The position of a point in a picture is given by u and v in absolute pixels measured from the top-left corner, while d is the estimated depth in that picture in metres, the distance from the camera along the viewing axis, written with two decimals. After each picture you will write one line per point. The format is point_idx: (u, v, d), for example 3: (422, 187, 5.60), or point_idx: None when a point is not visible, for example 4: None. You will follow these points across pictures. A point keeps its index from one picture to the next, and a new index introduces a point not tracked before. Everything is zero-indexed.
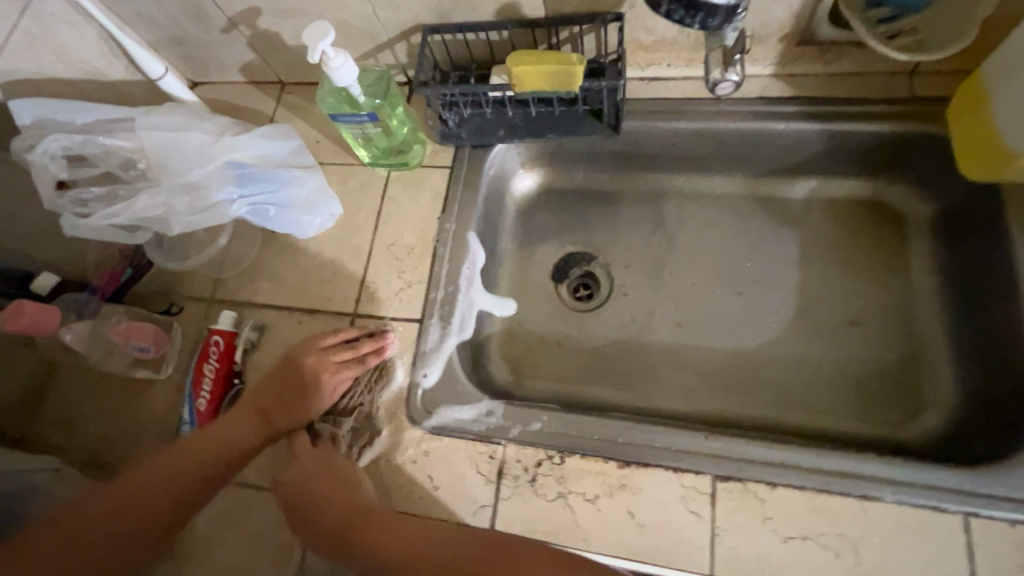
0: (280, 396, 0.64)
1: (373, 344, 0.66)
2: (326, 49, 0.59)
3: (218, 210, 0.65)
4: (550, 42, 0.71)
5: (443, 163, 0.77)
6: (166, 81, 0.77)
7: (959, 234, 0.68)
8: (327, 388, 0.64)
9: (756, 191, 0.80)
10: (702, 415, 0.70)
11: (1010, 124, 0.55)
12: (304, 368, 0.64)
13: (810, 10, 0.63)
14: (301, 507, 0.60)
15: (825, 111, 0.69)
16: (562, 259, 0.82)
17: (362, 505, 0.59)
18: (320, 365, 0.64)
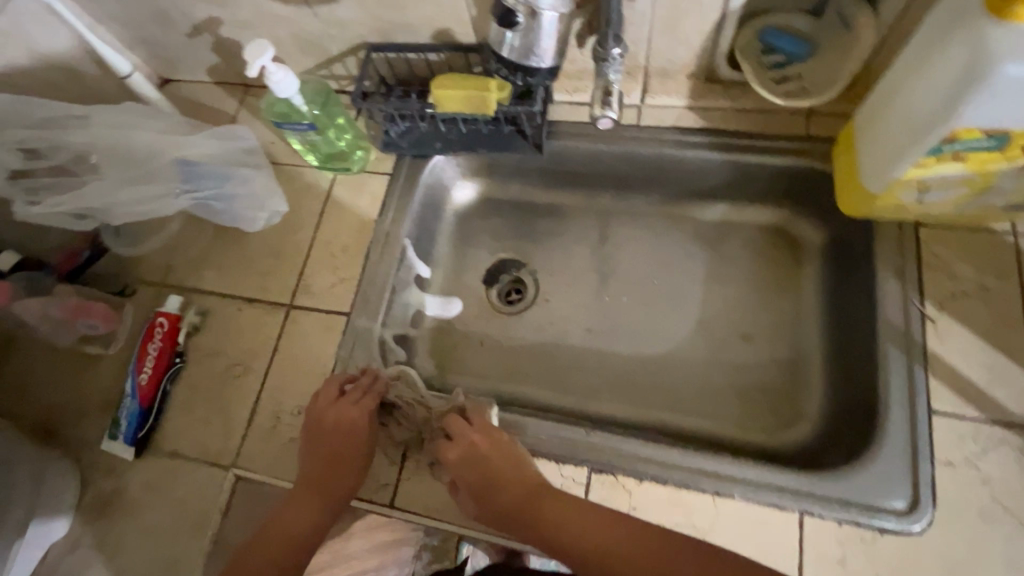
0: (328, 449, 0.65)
1: (370, 376, 0.68)
2: (265, 65, 0.65)
3: (165, 203, 0.71)
4: (483, 65, 0.77)
5: (383, 170, 0.83)
6: (134, 79, 0.82)
7: (842, 262, 0.75)
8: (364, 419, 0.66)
9: (675, 211, 0.86)
10: (603, 414, 0.77)
11: (869, 172, 0.61)
12: (328, 422, 0.66)
13: (710, 52, 0.69)
14: (486, 488, 0.62)
15: (728, 144, 0.75)
16: (494, 264, 0.89)
17: (536, 484, 0.61)
18: (341, 412, 0.66)
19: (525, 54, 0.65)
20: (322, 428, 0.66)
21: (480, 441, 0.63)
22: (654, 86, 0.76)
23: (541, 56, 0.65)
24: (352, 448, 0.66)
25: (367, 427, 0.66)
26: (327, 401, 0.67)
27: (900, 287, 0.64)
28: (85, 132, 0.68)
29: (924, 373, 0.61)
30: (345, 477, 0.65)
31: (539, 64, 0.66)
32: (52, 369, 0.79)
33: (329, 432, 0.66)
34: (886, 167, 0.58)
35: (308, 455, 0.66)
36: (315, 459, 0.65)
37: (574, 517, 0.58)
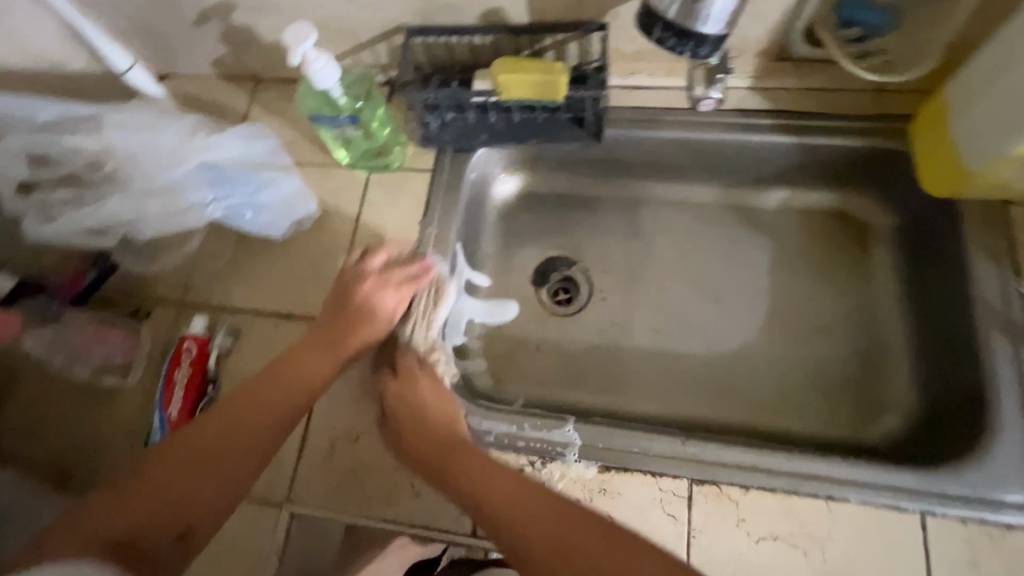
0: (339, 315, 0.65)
1: (420, 266, 0.68)
2: (306, 52, 0.58)
3: (192, 214, 0.64)
4: (534, 48, 0.70)
5: (424, 167, 0.76)
6: (133, 75, 0.73)
7: (918, 245, 0.72)
8: (389, 309, 0.66)
9: (731, 199, 0.82)
10: (678, 418, 0.72)
11: (969, 146, 0.58)
12: (357, 288, 0.65)
13: (786, 27, 0.65)
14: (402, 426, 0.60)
15: (797, 125, 0.71)
16: (542, 263, 0.83)
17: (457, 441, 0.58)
18: (378, 285, 0.65)
19: (691, 19, 0.50)
20: (350, 287, 0.66)
21: (427, 383, 0.63)
22: None
23: (716, 22, 0.50)
24: (356, 326, 0.65)
25: (382, 322, 0.65)
26: (371, 286, 0.66)
27: (997, 268, 0.62)
28: (98, 138, 0.59)
29: None
30: (332, 360, 0.63)
31: (710, 33, 0.50)
32: (63, 407, 0.70)
33: (343, 328, 0.64)
34: (996, 145, 0.55)
35: (302, 360, 0.62)
36: (305, 363, 0.62)
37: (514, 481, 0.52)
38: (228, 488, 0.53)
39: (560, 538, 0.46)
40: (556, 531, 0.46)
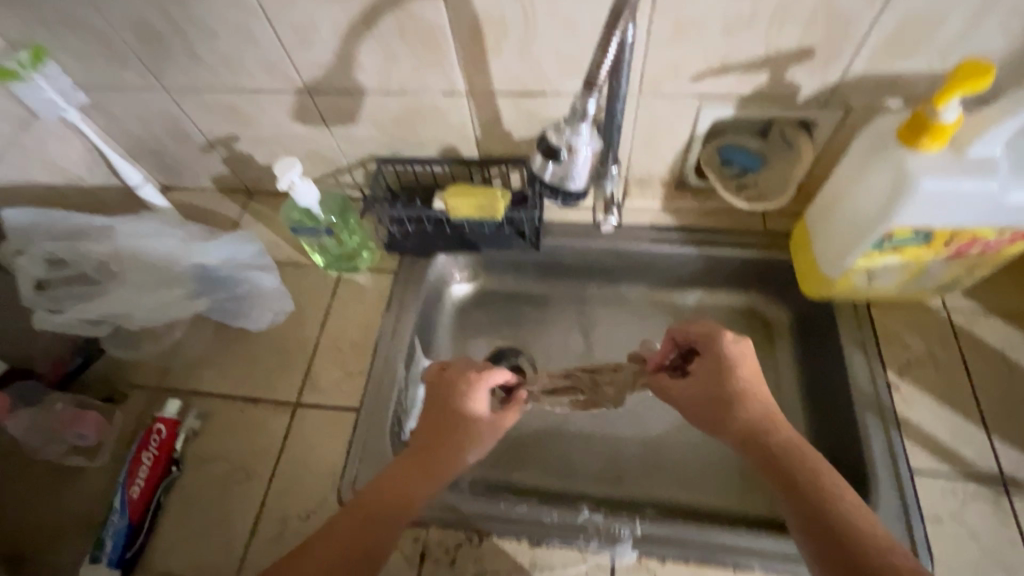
0: (431, 426, 0.66)
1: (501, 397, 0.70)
2: (292, 178, 0.72)
3: (180, 307, 0.73)
4: (483, 176, 0.86)
5: (388, 269, 0.89)
6: (144, 189, 0.85)
7: (809, 339, 0.84)
8: (474, 398, 0.67)
9: (657, 297, 0.94)
10: (612, 497, 0.79)
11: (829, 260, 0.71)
12: (447, 390, 0.67)
13: (680, 165, 0.82)
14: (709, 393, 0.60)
15: (700, 239, 0.86)
16: (492, 352, 0.92)
17: (720, 397, 0.59)
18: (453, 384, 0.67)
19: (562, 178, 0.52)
20: (430, 403, 0.68)
21: (706, 373, 0.61)
22: (633, 191, 0.88)
23: (579, 180, 0.52)
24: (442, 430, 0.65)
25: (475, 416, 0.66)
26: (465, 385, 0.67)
27: (865, 359, 0.73)
28: (111, 243, 0.70)
29: (900, 436, 0.68)
30: (423, 476, 0.62)
31: (576, 190, 0.53)
32: (27, 487, 0.73)
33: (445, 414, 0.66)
34: (839, 257, 0.69)
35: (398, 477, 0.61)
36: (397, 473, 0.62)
37: (848, 500, 0.51)
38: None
39: (772, 466, 0.54)
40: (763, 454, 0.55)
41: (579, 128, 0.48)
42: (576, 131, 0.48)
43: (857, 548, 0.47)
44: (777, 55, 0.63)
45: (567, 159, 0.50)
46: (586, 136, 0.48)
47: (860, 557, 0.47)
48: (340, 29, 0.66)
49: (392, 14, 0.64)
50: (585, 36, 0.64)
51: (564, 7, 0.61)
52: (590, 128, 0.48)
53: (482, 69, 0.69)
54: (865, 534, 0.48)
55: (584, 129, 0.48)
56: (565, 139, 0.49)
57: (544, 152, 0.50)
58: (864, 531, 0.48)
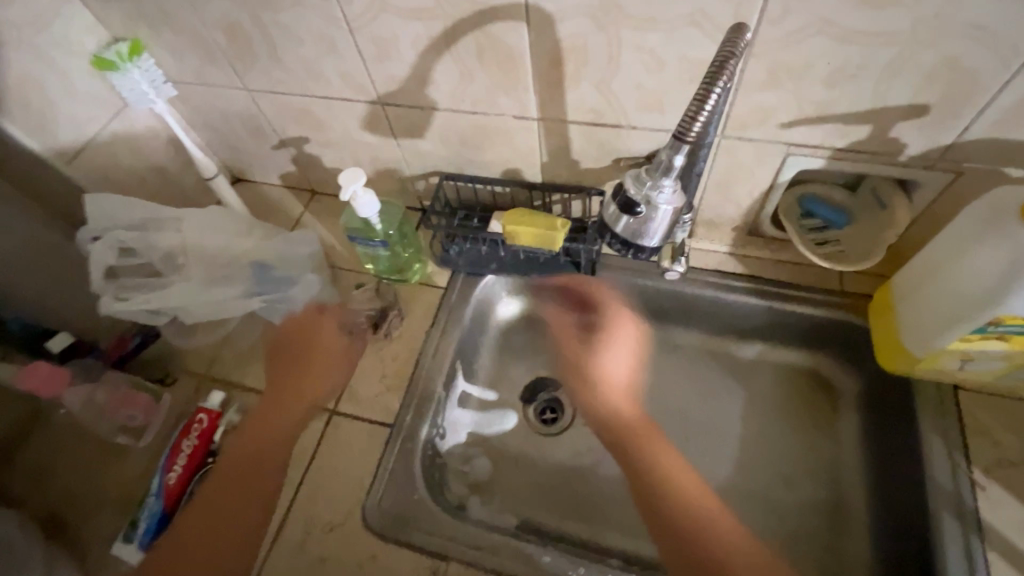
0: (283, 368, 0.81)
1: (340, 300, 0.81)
2: (355, 189, 0.72)
3: (235, 305, 0.74)
4: (544, 202, 0.84)
5: (438, 284, 0.88)
6: (218, 180, 0.87)
7: (880, 414, 0.77)
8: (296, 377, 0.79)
9: (711, 344, 0.88)
10: (641, 555, 0.74)
11: (921, 331, 0.64)
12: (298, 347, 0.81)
13: (755, 212, 0.77)
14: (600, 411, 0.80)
15: (767, 290, 0.80)
16: (531, 382, 0.89)
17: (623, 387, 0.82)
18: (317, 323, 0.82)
19: (638, 233, 0.51)
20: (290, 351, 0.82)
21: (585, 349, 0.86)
22: (699, 232, 0.83)
23: (654, 235, 0.51)
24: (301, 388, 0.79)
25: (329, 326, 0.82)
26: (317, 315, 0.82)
27: (947, 450, 0.66)
28: (180, 234, 0.73)
29: (980, 545, 0.61)
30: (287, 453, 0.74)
31: (651, 246, 0.52)
32: (78, 457, 0.77)
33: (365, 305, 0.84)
34: (928, 336, 0.63)
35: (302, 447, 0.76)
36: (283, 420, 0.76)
37: (650, 444, 0.73)
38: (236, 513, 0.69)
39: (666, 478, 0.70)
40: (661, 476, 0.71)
41: (662, 182, 0.48)
42: (658, 184, 0.48)
43: (657, 482, 0.70)
44: (883, 109, 0.58)
45: (646, 215, 0.50)
46: (668, 190, 0.48)
47: (665, 496, 0.68)
48: (420, 47, 0.65)
49: (474, 36, 0.62)
50: (670, 73, 0.60)
51: (653, 42, 0.58)
52: (673, 183, 0.48)
53: (557, 96, 0.67)
54: (676, 481, 0.69)
55: (666, 184, 0.48)
56: (645, 191, 0.48)
57: (622, 206, 0.50)
58: (675, 481, 0.69)
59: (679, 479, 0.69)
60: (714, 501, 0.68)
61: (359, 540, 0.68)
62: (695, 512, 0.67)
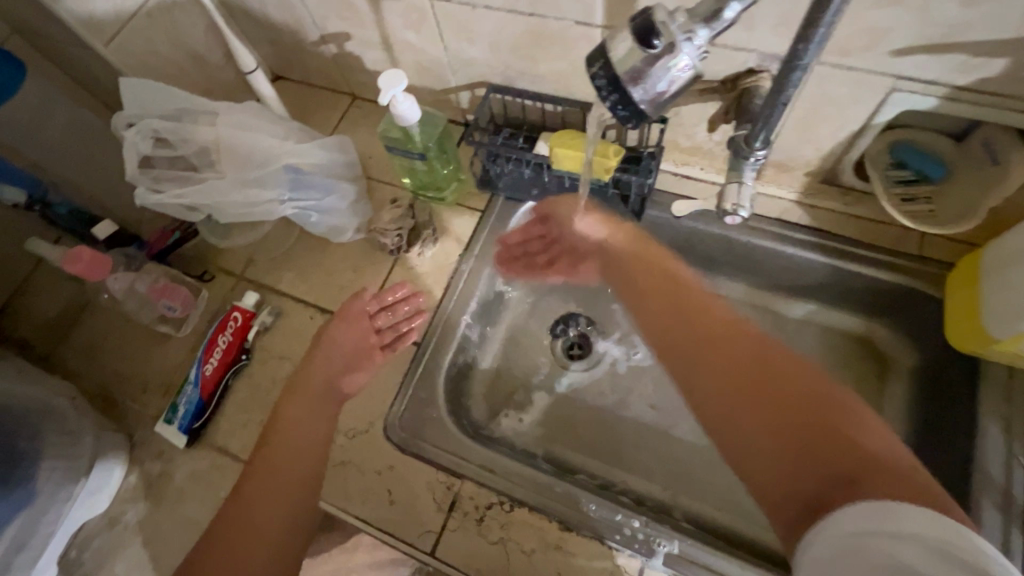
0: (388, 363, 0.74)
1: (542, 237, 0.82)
2: (395, 95, 0.66)
3: (269, 207, 0.72)
4: None
5: (475, 206, 0.84)
6: (256, 75, 0.82)
7: (937, 392, 0.71)
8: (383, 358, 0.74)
9: (758, 299, 0.83)
10: (654, 498, 0.73)
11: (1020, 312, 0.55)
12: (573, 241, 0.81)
13: (837, 156, 0.68)
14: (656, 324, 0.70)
15: (835, 248, 0.73)
16: (562, 316, 0.86)
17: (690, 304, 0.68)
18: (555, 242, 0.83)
19: (640, 74, 0.39)
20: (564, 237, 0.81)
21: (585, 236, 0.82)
22: (766, 174, 0.75)
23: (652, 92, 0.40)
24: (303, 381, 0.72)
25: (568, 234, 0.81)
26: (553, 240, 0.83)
27: (1006, 439, 0.60)
28: (215, 129, 0.70)
29: (1021, 538, 0.57)
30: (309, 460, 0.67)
31: (639, 101, 0.40)
32: (123, 340, 0.81)
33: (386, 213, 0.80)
34: (1018, 317, 0.55)
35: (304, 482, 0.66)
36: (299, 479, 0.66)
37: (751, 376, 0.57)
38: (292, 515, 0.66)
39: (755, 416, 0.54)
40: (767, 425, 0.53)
41: (697, 29, 0.38)
42: (693, 30, 0.38)
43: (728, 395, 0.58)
44: None
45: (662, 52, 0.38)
46: (700, 42, 0.38)
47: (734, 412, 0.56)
48: None
49: None
50: None
51: None
52: (708, 39, 0.38)
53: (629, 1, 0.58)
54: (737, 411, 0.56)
55: (703, 34, 0.37)
56: (675, 25, 0.38)
57: (641, 27, 0.38)
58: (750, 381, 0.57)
59: (708, 344, 0.62)
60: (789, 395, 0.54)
61: (381, 449, 0.70)
62: (772, 424, 0.52)
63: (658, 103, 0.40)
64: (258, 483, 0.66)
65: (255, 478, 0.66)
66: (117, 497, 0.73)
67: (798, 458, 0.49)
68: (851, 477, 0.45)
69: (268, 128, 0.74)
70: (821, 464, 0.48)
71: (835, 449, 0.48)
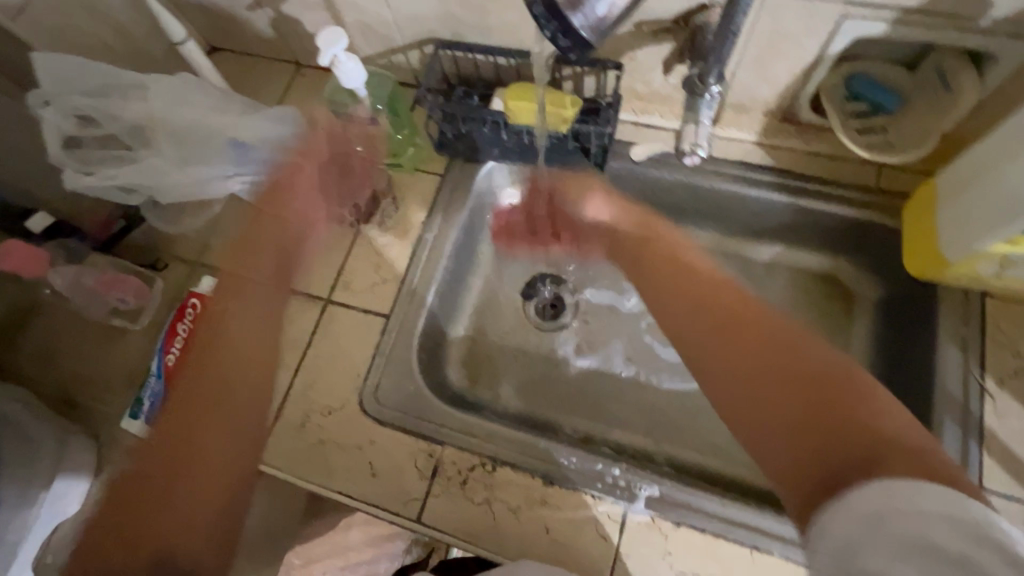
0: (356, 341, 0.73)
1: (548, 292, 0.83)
2: (337, 54, 0.63)
3: (214, 185, 0.70)
4: (554, 76, 0.74)
5: (434, 170, 0.81)
6: (188, 46, 0.76)
7: (897, 320, 0.73)
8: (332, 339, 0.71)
9: (725, 245, 0.84)
10: (635, 446, 0.75)
11: (973, 234, 0.56)
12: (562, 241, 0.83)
13: (794, 93, 0.67)
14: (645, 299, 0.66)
15: (796, 186, 0.73)
16: (533, 277, 0.86)
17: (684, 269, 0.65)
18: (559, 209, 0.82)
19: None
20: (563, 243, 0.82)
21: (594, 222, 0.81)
22: (725, 117, 0.74)
23: (592, 20, 0.39)
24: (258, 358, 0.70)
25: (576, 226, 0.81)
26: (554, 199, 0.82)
27: (964, 357, 0.63)
28: (145, 104, 0.66)
29: (980, 450, 0.60)
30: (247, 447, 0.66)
31: (582, 28, 0.39)
32: (76, 338, 0.77)
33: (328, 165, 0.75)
34: (972, 238, 0.57)
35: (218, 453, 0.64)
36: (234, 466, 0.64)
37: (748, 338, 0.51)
38: (205, 509, 0.61)
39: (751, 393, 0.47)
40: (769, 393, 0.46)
41: None
42: None
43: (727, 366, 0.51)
44: None
45: None
46: None
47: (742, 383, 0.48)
48: None
49: None
50: None
51: None
52: None
53: None
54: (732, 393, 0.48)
55: None
56: None
57: None
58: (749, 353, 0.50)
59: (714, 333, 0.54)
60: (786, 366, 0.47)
61: (359, 424, 0.69)
62: (762, 371, 0.47)
63: (601, 30, 0.39)
64: (176, 461, 0.62)
65: (168, 458, 0.61)
66: (88, 499, 0.70)
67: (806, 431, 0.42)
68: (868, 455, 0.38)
69: (207, 103, 0.69)
70: (838, 452, 0.40)
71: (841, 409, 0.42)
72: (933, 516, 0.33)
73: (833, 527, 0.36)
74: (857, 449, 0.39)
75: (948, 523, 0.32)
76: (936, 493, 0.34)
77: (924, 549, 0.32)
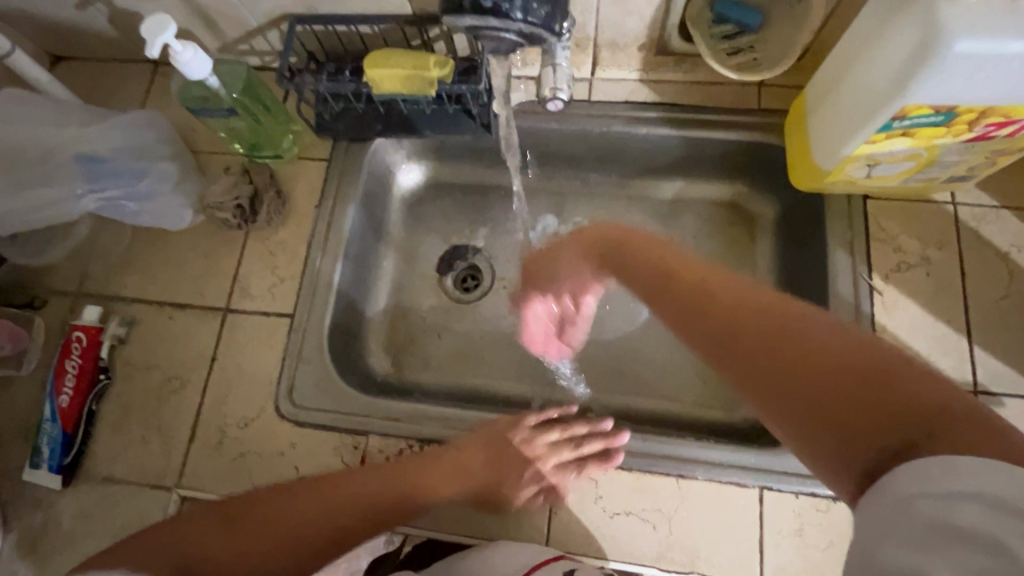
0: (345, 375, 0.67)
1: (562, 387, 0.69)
2: (169, 43, 0.58)
3: (64, 206, 0.66)
4: (423, 39, 0.71)
5: (319, 156, 0.77)
6: (15, 58, 0.67)
7: (794, 235, 0.75)
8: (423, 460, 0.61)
9: (630, 188, 0.84)
10: (569, 401, 0.75)
11: (845, 137, 0.56)
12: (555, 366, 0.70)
13: (661, 23, 0.67)
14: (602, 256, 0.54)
15: (682, 118, 0.73)
16: (447, 252, 0.84)
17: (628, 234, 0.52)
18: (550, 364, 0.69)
19: None
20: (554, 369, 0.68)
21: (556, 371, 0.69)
22: (603, 59, 0.73)
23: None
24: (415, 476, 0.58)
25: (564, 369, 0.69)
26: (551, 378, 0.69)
27: (851, 260, 0.65)
28: None
29: None
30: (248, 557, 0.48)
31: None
32: None
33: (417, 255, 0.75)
34: (838, 143, 0.58)
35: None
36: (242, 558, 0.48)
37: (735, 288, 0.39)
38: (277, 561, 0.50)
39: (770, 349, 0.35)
40: (787, 345, 0.34)
41: None
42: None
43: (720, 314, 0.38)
44: None
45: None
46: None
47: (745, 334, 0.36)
48: None
49: None
50: None
51: None
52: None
53: None
54: (747, 344, 0.36)
55: None
56: None
57: None
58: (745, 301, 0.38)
59: (703, 281, 0.42)
60: (790, 319, 0.35)
61: (277, 430, 0.66)
62: (761, 358, 0.35)
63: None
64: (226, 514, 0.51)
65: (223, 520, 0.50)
66: None
67: (853, 402, 0.31)
68: (907, 434, 0.29)
69: (39, 115, 0.65)
70: (882, 432, 0.29)
71: (873, 389, 0.30)
72: (955, 491, 0.26)
73: (866, 512, 0.29)
74: (906, 427, 0.29)
75: (985, 506, 0.26)
76: (983, 471, 0.26)
77: (952, 537, 0.26)
